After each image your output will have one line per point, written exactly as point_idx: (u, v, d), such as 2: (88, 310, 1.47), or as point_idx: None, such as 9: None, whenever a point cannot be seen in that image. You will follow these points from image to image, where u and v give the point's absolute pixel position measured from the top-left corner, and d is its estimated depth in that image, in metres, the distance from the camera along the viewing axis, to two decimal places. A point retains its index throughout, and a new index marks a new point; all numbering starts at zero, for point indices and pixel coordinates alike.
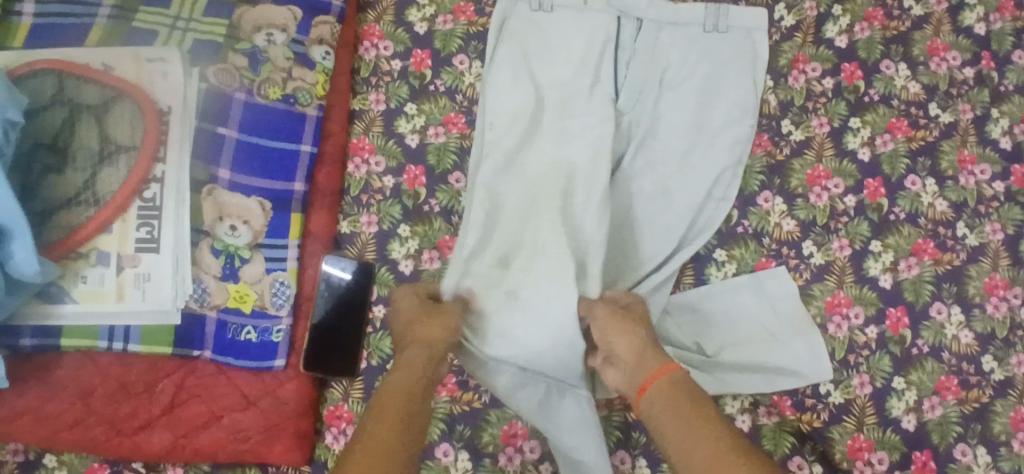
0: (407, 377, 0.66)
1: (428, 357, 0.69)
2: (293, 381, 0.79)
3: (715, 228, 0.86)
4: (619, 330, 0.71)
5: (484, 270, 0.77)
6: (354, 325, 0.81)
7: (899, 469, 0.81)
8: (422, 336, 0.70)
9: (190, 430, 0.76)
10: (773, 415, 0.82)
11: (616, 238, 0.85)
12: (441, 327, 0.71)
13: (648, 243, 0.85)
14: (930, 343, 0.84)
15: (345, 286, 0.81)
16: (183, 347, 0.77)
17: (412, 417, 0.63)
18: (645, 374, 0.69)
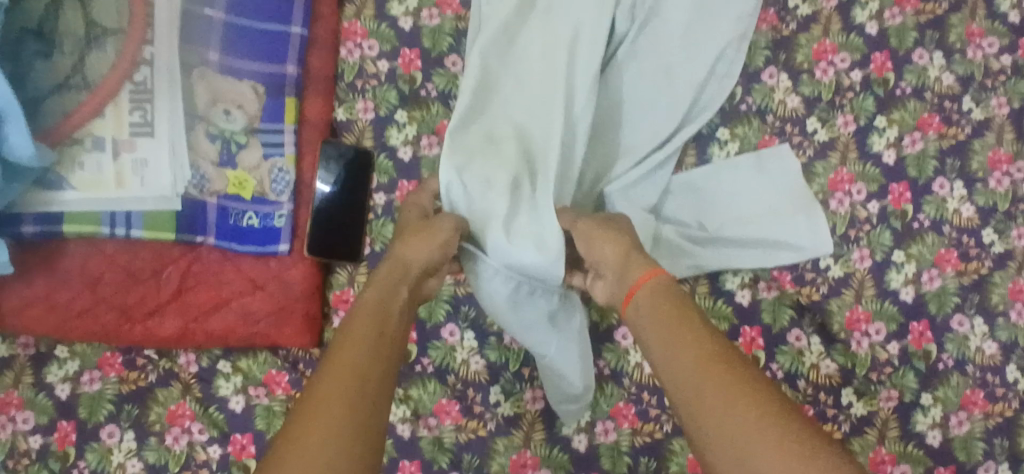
0: (381, 295, 0.62)
1: (403, 275, 0.65)
2: (299, 267, 0.79)
3: (717, 108, 0.85)
4: (604, 237, 0.67)
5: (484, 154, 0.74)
6: (352, 211, 0.80)
7: (896, 340, 0.82)
8: (400, 254, 0.66)
9: (200, 315, 0.77)
10: (773, 289, 0.83)
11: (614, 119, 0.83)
12: (422, 246, 0.67)
13: (645, 130, 0.83)
14: (931, 217, 0.84)
15: (341, 173, 0.80)
16: (186, 234, 0.76)
17: (387, 337, 0.59)
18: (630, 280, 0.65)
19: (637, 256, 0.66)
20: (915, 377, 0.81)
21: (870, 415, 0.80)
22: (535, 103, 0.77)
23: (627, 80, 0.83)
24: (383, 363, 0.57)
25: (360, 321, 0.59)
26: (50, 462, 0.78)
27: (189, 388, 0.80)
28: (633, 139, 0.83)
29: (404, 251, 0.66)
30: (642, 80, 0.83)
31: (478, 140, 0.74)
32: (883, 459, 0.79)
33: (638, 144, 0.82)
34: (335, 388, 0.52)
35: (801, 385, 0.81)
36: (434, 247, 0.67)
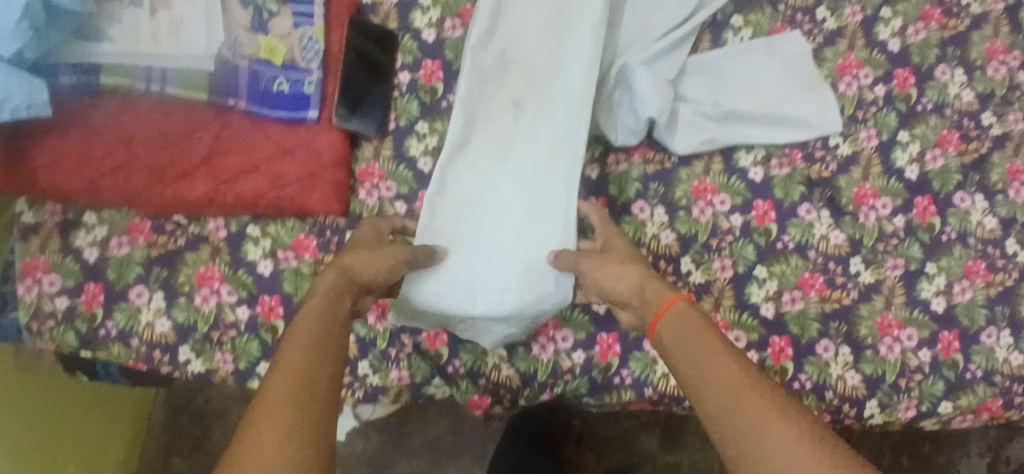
0: (329, 300, 0.63)
1: (351, 286, 0.66)
2: (327, 134, 0.81)
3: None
4: (618, 268, 0.69)
5: (497, 86, 0.82)
6: (371, 100, 0.83)
7: (902, 214, 0.85)
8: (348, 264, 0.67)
9: (232, 178, 0.79)
10: (785, 166, 0.86)
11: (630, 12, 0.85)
12: (369, 263, 0.67)
13: (664, 10, 0.85)
14: (934, 101, 0.88)
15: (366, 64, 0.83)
16: (218, 95, 0.78)
17: (334, 342, 0.60)
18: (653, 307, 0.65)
19: (653, 282, 0.67)
20: (920, 248, 0.84)
21: (877, 283, 0.83)
22: (540, 31, 0.83)
23: None
24: (329, 364, 0.58)
25: (296, 338, 0.59)
26: (77, 323, 0.80)
27: (218, 251, 0.81)
28: (652, 21, 0.85)
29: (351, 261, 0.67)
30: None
31: (494, 73, 0.82)
32: (890, 323, 0.82)
33: (660, 24, 0.85)
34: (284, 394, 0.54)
35: (812, 255, 0.84)
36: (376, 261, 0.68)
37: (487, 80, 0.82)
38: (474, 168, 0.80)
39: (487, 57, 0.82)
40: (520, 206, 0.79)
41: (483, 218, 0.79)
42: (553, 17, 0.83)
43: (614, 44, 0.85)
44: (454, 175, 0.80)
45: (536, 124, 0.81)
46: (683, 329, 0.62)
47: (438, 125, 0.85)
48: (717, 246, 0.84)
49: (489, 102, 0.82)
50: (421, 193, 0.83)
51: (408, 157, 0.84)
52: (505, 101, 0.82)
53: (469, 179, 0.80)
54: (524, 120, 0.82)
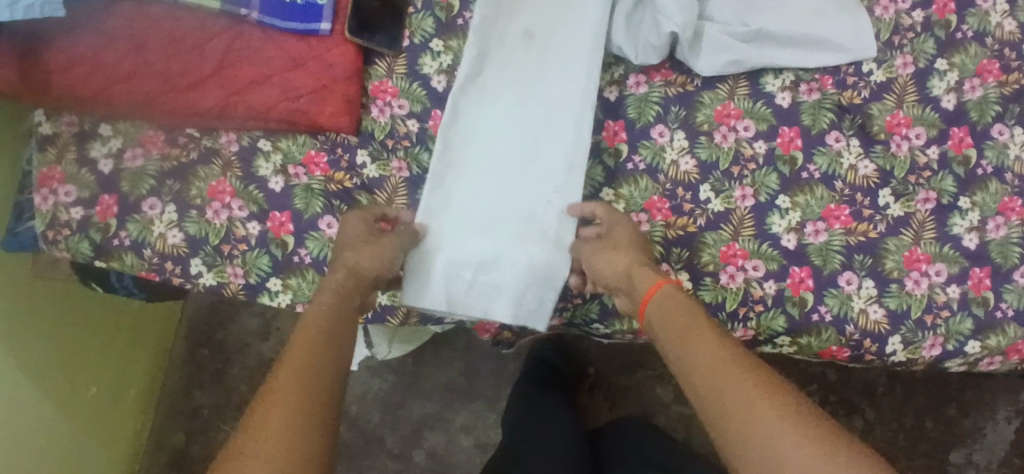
0: (336, 299, 0.65)
1: (358, 284, 0.67)
2: (340, 47, 0.80)
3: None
4: (608, 254, 0.72)
5: (509, 16, 0.82)
6: (387, 19, 0.82)
7: (936, 145, 0.81)
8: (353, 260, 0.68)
9: (243, 90, 0.78)
10: (814, 92, 0.82)
11: None
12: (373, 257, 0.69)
13: None
14: (975, 29, 0.84)
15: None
16: (231, 4, 0.77)
17: (341, 340, 0.62)
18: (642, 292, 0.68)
19: (643, 273, 0.69)
20: (953, 181, 0.80)
21: (907, 216, 0.79)
22: None
23: None
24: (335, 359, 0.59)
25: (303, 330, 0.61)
26: (91, 233, 0.80)
27: (230, 166, 0.81)
28: None
29: (356, 258, 0.68)
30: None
31: (507, 3, 0.82)
32: (918, 258, 0.78)
33: None
34: (291, 384, 0.55)
35: (838, 186, 0.80)
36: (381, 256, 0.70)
37: (500, 11, 0.82)
38: (487, 99, 0.80)
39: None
40: (527, 141, 0.79)
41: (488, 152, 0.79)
42: None
43: None
44: (466, 106, 0.80)
45: (547, 56, 0.81)
46: (669, 317, 0.65)
47: (454, 44, 0.84)
48: (738, 174, 0.81)
49: (502, 33, 0.81)
50: (433, 112, 0.82)
51: (422, 75, 0.83)
52: (517, 32, 0.82)
53: (481, 109, 0.80)
54: (536, 53, 0.81)
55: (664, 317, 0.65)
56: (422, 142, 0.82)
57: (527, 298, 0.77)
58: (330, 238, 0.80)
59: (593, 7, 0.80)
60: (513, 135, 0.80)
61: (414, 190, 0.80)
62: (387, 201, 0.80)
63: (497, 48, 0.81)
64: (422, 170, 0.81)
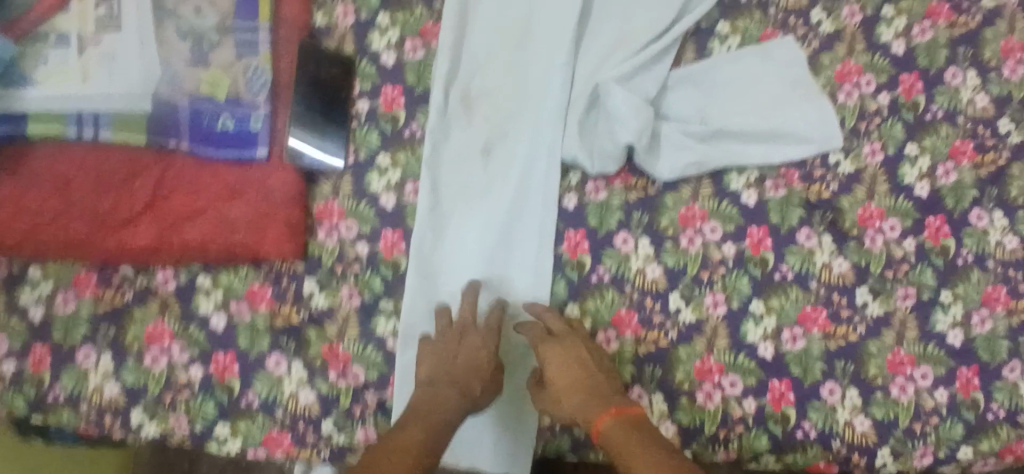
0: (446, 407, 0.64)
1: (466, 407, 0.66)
2: (280, 172, 0.74)
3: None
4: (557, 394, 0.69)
5: (462, 129, 0.78)
6: (326, 136, 0.76)
7: (912, 236, 0.77)
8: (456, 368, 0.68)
9: (176, 224, 0.72)
10: (781, 188, 0.78)
11: (604, 26, 0.79)
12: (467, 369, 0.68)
13: (643, 18, 0.78)
14: (945, 108, 0.80)
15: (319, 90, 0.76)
16: (158, 136, 0.71)
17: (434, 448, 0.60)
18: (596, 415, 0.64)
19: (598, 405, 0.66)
20: (933, 274, 0.77)
21: (887, 315, 0.76)
22: (506, 67, 0.79)
23: None
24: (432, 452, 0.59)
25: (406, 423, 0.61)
26: (23, 388, 0.74)
27: (168, 305, 0.75)
28: (631, 30, 0.78)
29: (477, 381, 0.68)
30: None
31: (460, 115, 0.78)
32: (902, 360, 0.75)
33: (638, 33, 0.77)
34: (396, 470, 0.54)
35: (813, 286, 0.76)
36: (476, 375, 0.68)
37: (453, 123, 0.78)
38: (445, 220, 0.76)
39: (452, 92, 0.78)
40: (494, 258, 0.76)
41: (457, 274, 0.76)
42: (518, 49, 0.79)
43: (591, 60, 0.78)
44: (423, 230, 0.76)
45: (505, 169, 0.77)
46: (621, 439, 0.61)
47: (401, 157, 0.79)
48: (708, 279, 0.77)
49: (457, 146, 0.78)
50: (383, 232, 0.77)
51: (369, 192, 0.78)
52: (472, 142, 0.78)
53: (440, 231, 0.76)
54: (493, 166, 0.77)
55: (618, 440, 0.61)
56: (373, 265, 0.76)
57: (502, 446, 0.75)
58: (279, 377, 0.74)
59: (546, 113, 0.77)
60: (475, 257, 0.76)
61: (366, 320, 0.75)
62: (338, 335, 0.75)
63: (453, 163, 0.77)
64: (375, 296, 0.75)
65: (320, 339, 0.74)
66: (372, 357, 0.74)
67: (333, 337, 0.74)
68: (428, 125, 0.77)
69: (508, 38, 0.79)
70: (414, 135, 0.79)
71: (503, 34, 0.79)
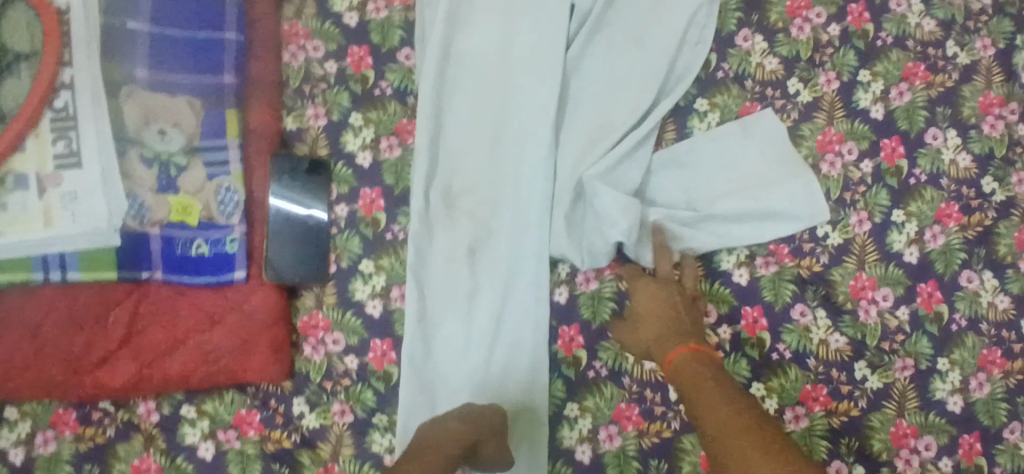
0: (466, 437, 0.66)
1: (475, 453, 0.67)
2: (260, 293, 0.72)
3: (694, 76, 0.80)
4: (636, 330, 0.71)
5: (447, 230, 0.76)
6: (308, 249, 0.74)
7: (905, 304, 0.77)
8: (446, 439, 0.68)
9: (156, 358, 0.70)
10: (772, 265, 0.78)
11: (583, 116, 0.79)
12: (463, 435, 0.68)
13: (621, 106, 0.79)
14: (927, 171, 0.80)
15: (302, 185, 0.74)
16: (129, 270, 0.69)
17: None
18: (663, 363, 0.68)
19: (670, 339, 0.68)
20: (929, 342, 0.77)
21: (887, 388, 0.75)
22: (487, 163, 0.78)
23: (593, 68, 0.80)
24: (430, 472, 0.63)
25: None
26: None
27: (153, 438, 0.72)
28: (611, 119, 0.78)
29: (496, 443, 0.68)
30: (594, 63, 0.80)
31: (443, 216, 0.76)
32: (906, 432, 0.75)
33: (619, 122, 0.78)
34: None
35: (811, 363, 0.76)
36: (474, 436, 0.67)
37: (438, 224, 0.76)
38: (437, 326, 0.75)
39: (432, 193, 0.76)
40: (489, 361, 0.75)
41: (453, 381, 0.74)
42: (497, 144, 0.78)
43: (573, 152, 0.78)
44: (416, 340, 0.74)
45: (494, 269, 0.76)
46: (689, 373, 0.65)
47: (385, 262, 0.76)
48: None
49: (444, 248, 0.76)
50: (372, 342, 0.75)
51: (354, 302, 0.76)
52: (456, 243, 0.76)
53: (433, 338, 0.75)
54: (481, 266, 0.76)
55: (687, 374, 0.65)
56: (364, 378, 0.74)
57: None
58: None
59: (529, 209, 0.76)
60: (470, 361, 0.74)
61: (360, 438, 0.73)
62: (332, 454, 0.72)
63: (440, 267, 0.75)
64: (368, 411, 0.73)
65: (314, 462, 0.72)
66: None
67: (327, 459, 0.72)
68: (411, 230, 0.75)
69: (487, 133, 0.78)
70: (397, 238, 0.77)
71: (482, 130, 0.78)
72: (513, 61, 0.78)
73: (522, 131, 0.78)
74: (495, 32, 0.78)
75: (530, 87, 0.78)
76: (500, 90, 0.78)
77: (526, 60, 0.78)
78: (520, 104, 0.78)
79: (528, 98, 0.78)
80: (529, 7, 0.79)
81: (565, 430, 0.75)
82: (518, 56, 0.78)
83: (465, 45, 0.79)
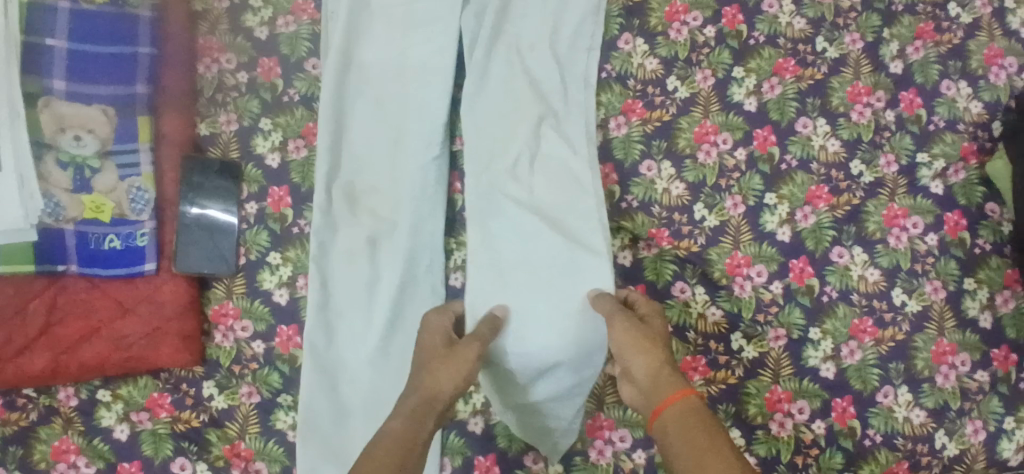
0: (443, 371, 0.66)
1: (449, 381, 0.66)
2: (169, 283, 0.78)
3: (593, 78, 0.85)
4: (641, 349, 0.67)
5: (346, 224, 0.81)
6: (214, 241, 0.80)
7: (779, 279, 0.83)
8: (428, 384, 0.65)
9: (72, 347, 0.75)
10: (653, 248, 0.84)
11: (485, 116, 0.83)
12: (451, 377, 0.66)
13: (520, 108, 0.83)
14: (798, 157, 0.86)
15: (212, 184, 0.81)
16: (46, 264, 0.76)
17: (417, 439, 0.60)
18: (659, 397, 0.63)
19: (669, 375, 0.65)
20: (801, 313, 0.82)
21: (762, 357, 0.81)
22: (386, 162, 0.82)
23: (494, 72, 0.84)
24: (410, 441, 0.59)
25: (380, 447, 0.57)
26: None
27: (71, 422, 0.77)
28: (511, 118, 0.83)
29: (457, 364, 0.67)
30: (498, 67, 0.84)
31: (345, 213, 0.81)
32: (779, 398, 0.81)
33: (517, 122, 0.82)
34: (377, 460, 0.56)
35: (690, 336, 0.81)
36: (461, 377, 0.66)
37: (339, 220, 0.81)
38: (338, 316, 0.80)
39: (334, 193, 0.82)
40: (383, 347, 0.79)
41: (350, 367, 0.79)
42: (395, 143, 0.83)
43: (477, 150, 0.82)
44: (312, 331, 0.78)
45: (391, 260, 0.80)
46: (688, 421, 0.60)
47: (291, 254, 0.82)
48: None
49: (345, 242, 0.81)
50: (278, 328, 0.80)
51: (262, 291, 0.81)
52: (357, 238, 0.80)
53: (331, 328, 0.79)
54: (380, 258, 0.80)
55: (685, 422, 0.60)
56: (271, 362, 0.79)
57: None
58: None
59: (426, 207, 0.82)
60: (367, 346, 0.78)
61: (265, 416, 0.78)
62: (239, 433, 0.78)
63: (342, 260, 0.80)
64: (273, 392, 0.79)
65: (220, 441, 0.77)
66: (274, 452, 0.77)
67: (234, 436, 0.77)
68: (313, 225, 0.80)
69: (386, 135, 0.83)
70: (303, 231, 0.82)
71: (380, 132, 0.83)
72: (412, 69, 0.84)
73: (417, 131, 0.82)
74: (395, 43, 0.84)
75: (431, 93, 0.83)
76: (399, 95, 0.83)
77: (421, 66, 0.84)
78: (416, 107, 0.83)
79: (426, 104, 0.83)
80: (426, 19, 0.83)
81: (461, 402, 0.80)
82: (414, 66, 0.84)
83: (366, 55, 0.84)
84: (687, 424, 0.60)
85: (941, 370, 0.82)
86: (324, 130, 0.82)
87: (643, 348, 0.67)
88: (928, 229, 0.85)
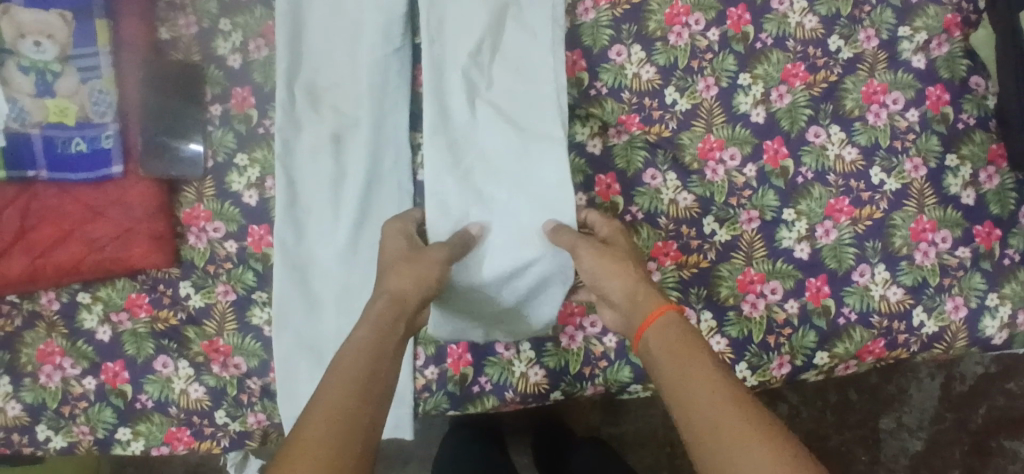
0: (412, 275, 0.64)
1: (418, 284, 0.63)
2: (137, 186, 0.78)
3: None
4: (614, 272, 0.65)
5: (309, 123, 0.80)
6: (178, 147, 0.80)
7: (752, 162, 0.82)
8: (396, 287, 0.62)
9: (48, 250, 0.76)
10: (623, 134, 0.82)
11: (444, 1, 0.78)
12: (416, 280, 0.63)
13: None
14: (773, 35, 0.82)
15: (171, 94, 0.81)
16: (16, 170, 0.75)
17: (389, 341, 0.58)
18: (642, 314, 0.61)
19: (644, 290, 0.63)
20: (775, 195, 0.81)
21: (734, 240, 0.81)
22: (346, 59, 0.81)
23: None
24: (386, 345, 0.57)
25: (347, 357, 0.55)
26: None
27: (54, 325, 0.79)
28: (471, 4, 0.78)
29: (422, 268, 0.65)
30: None
31: (308, 112, 0.80)
32: (753, 279, 0.81)
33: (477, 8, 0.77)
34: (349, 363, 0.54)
35: (662, 221, 0.81)
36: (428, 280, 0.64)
37: (301, 120, 0.80)
38: (305, 213, 0.80)
39: (296, 90, 0.80)
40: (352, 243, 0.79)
41: (320, 264, 0.79)
42: (355, 38, 0.80)
43: (436, 40, 0.78)
44: (280, 230, 0.78)
45: (356, 156, 0.80)
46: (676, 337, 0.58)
47: (258, 155, 0.82)
48: None
49: (310, 139, 0.80)
50: (250, 228, 0.81)
51: (231, 193, 0.81)
52: (321, 135, 0.80)
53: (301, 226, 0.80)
54: (345, 155, 0.80)
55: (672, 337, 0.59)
56: (244, 261, 0.81)
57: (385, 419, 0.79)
58: (168, 377, 0.80)
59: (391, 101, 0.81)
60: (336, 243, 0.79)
61: (241, 313, 0.80)
62: (217, 330, 0.80)
63: (307, 158, 0.80)
64: (248, 289, 0.81)
65: (199, 337, 0.80)
66: (252, 347, 0.80)
67: (212, 333, 0.80)
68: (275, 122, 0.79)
69: (345, 30, 0.81)
70: (268, 132, 0.82)
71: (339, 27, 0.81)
72: None
73: (374, 24, 0.79)
74: None
75: None
76: None
77: None
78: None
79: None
80: None
81: None
82: None
83: None
84: (671, 338, 0.58)
85: (921, 247, 0.81)
86: (282, 25, 0.79)
87: (620, 264, 0.65)
88: (909, 105, 0.82)
